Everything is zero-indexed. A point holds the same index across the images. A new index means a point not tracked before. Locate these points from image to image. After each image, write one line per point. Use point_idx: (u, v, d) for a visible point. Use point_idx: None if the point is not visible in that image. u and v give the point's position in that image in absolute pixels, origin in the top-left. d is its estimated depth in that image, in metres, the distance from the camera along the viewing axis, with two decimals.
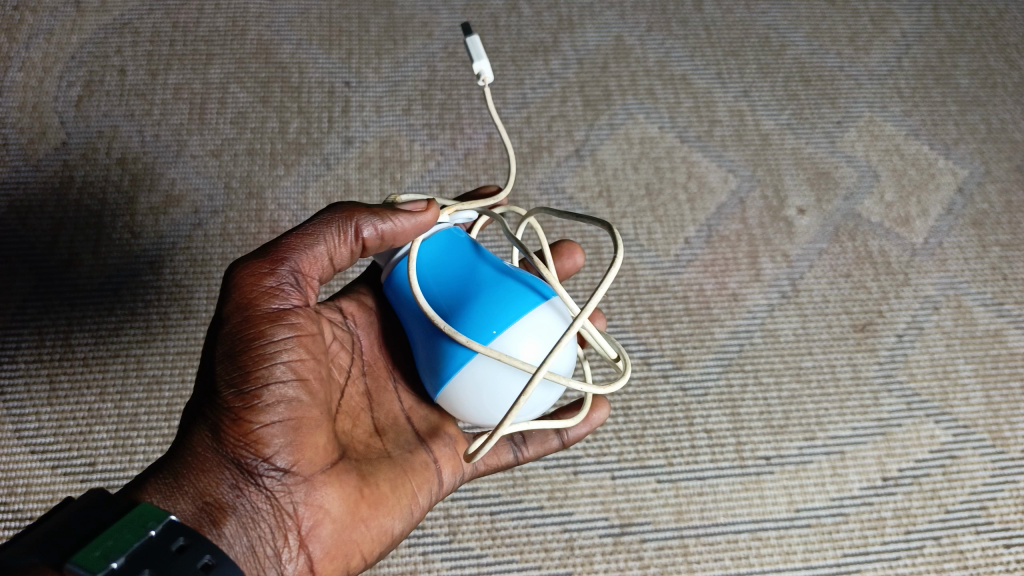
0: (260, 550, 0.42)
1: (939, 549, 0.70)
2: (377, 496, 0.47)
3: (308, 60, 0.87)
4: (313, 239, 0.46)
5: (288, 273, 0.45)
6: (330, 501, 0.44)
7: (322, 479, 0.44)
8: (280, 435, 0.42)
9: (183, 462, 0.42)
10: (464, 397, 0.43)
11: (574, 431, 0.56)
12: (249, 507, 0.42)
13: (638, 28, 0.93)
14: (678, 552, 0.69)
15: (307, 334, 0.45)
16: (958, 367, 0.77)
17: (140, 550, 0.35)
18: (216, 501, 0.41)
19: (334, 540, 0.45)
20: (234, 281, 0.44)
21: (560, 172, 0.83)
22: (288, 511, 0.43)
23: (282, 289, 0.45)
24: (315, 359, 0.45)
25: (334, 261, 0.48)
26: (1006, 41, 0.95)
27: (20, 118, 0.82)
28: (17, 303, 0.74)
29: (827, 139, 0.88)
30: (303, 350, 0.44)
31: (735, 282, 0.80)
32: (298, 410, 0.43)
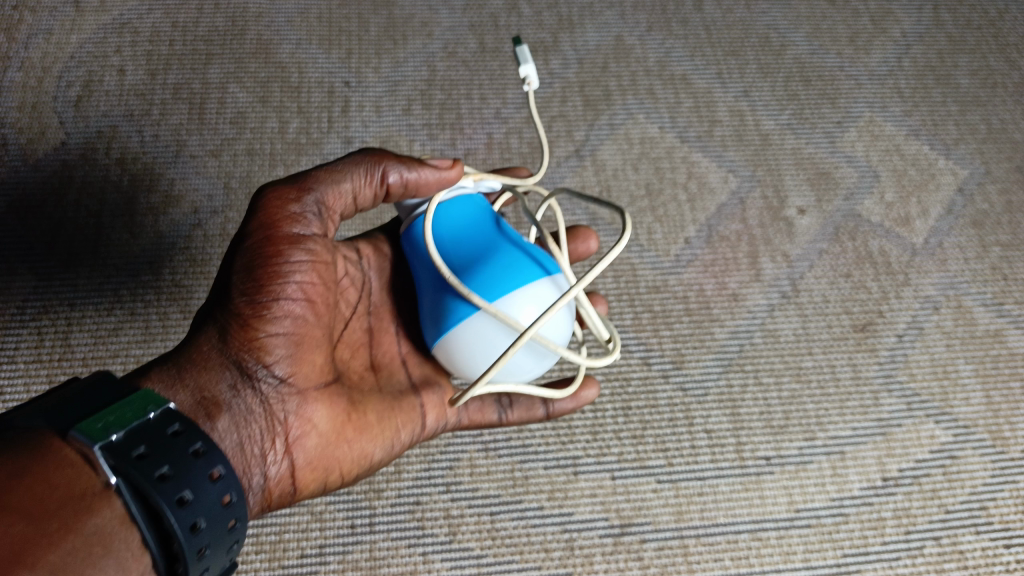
0: (248, 449, 0.43)
1: (939, 550, 0.70)
2: (363, 423, 0.48)
3: (307, 60, 0.87)
4: (343, 178, 0.47)
5: (315, 205, 0.46)
6: (319, 417, 0.46)
7: (315, 396, 0.46)
8: (282, 345, 0.44)
9: (188, 357, 0.43)
10: (453, 349, 0.44)
11: (560, 404, 0.56)
12: (243, 408, 0.43)
13: (638, 28, 0.93)
14: (678, 552, 0.69)
15: (321, 263, 0.46)
16: (958, 367, 0.77)
17: (136, 428, 0.37)
18: (215, 398, 0.43)
19: (319, 454, 0.46)
20: (262, 199, 0.46)
21: (561, 172, 0.83)
22: (278, 421, 0.44)
23: (306, 216, 0.46)
24: (325, 288, 0.47)
25: (356, 205, 0.49)
26: (1006, 41, 0.95)
27: (19, 117, 0.82)
28: (17, 303, 0.74)
29: (828, 139, 0.88)
30: (315, 275, 0.46)
31: (735, 282, 0.79)
32: (301, 326, 0.45)
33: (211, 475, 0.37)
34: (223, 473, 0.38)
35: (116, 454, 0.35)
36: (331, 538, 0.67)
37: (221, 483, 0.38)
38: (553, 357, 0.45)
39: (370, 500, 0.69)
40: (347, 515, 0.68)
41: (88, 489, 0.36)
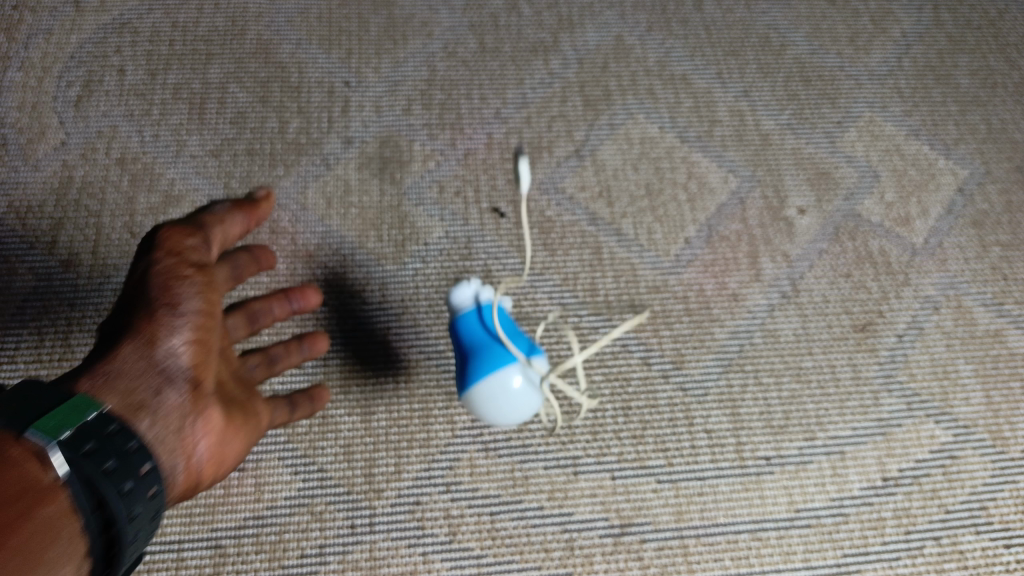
0: (161, 445, 0.52)
1: (939, 550, 0.70)
2: (245, 425, 0.58)
3: (307, 59, 0.87)
4: (217, 211, 0.61)
5: (205, 238, 0.59)
6: (216, 418, 0.55)
7: (212, 399, 0.56)
8: (190, 351, 0.54)
9: (106, 366, 0.52)
10: (508, 378, 0.53)
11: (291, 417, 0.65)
12: (161, 409, 0.52)
13: (639, 28, 0.93)
14: (678, 552, 0.69)
15: (212, 279, 0.58)
16: (958, 367, 0.77)
17: (83, 428, 0.46)
18: (137, 400, 0.51)
19: (215, 450, 0.55)
20: (172, 240, 0.57)
21: (561, 171, 0.83)
22: (186, 423, 0.53)
23: (198, 248, 0.58)
24: (217, 301, 0.58)
25: (216, 242, 0.60)
26: (1006, 41, 0.95)
27: (20, 117, 0.82)
28: (17, 303, 0.74)
29: (828, 139, 0.88)
30: (212, 291, 0.57)
31: (735, 282, 0.79)
32: (202, 332, 0.55)
33: (141, 469, 0.47)
34: (151, 467, 0.48)
35: (67, 446, 0.45)
36: (330, 538, 0.67)
37: (149, 475, 0.47)
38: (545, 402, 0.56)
39: (370, 500, 0.69)
40: (346, 515, 0.68)
41: (39, 483, 0.43)
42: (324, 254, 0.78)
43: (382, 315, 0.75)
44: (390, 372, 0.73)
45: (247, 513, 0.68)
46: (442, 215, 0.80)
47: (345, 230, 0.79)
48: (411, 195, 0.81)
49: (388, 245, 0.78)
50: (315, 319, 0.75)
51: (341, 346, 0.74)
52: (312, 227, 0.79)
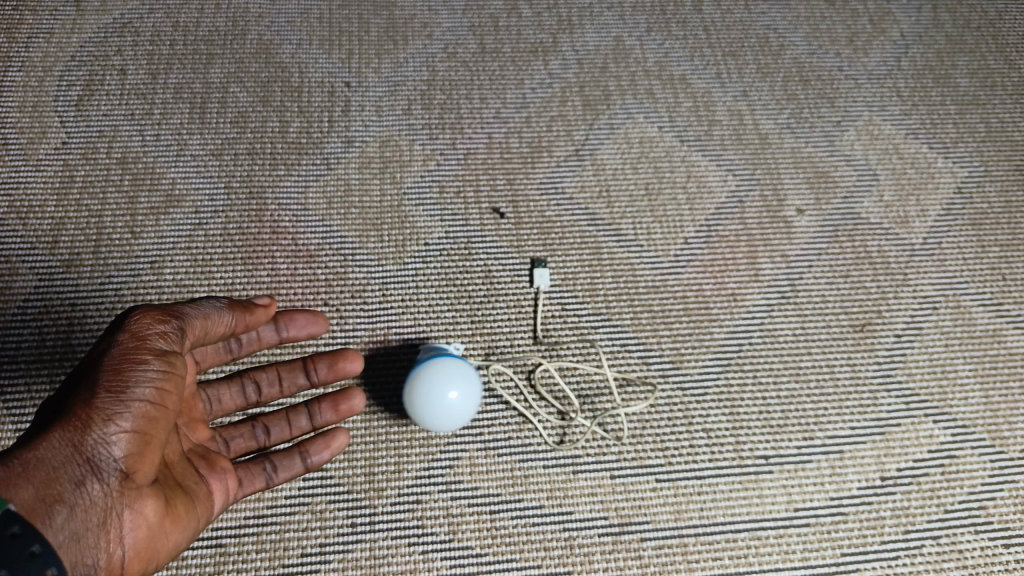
0: (84, 540, 0.48)
1: (938, 549, 0.70)
2: (183, 514, 0.54)
3: (308, 60, 0.88)
4: (208, 308, 0.58)
5: (177, 326, 0.55)
6: (148, 510, 0.51)
7: (146, 490, 0.52)
8: (127, 443, 0.50)
9: (32, 451, 0.48)
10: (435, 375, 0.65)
11: (316, 456, 0.65)
12: (83, 503, 0.48)
13: (638, 28, 0.93)
14: (677, 551, 0.69)
15: (178, 372, 0.54)
16: (957, 367, 0.77)
17: None
18: (59, 490, 0.48)
19: (144, 543, 0.52)
20: (136, 322, 0.53)
21: (561, 171, 0.84)
22: (110, 516, 0.49)
23: (167, 335, 0.54)
24: (170, 389, 0.53)
25: (190, 336, 0.57)
26: (1006, 41, 0.95)
27: (21, 118, 0.83)
28: (18, 303, 0.74)
29: (826, 139, 0.88)
30: (169, 380, 0.53)
31: (734, 282, 0.80)
32: (148, 422, 0.51)
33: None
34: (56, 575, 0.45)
35: None
36: (331, 537, 0.68)
37: None
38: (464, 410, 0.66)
39: (370, 499, 0.69)
40: (347, 514, 0.68)
41: None
42: (325, 255, 0.78)
43: (382, 316, 0.76)
44: (391, 372, 0.74)
45: (248, 511, 0.68)
46: (442, 216, 0.80)
47: (346, 230, 0.79)
48: (411, 195, 0.81)
49: (389, 245, 0.79)
50: None
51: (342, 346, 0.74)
52: (313, 228, 0.79)
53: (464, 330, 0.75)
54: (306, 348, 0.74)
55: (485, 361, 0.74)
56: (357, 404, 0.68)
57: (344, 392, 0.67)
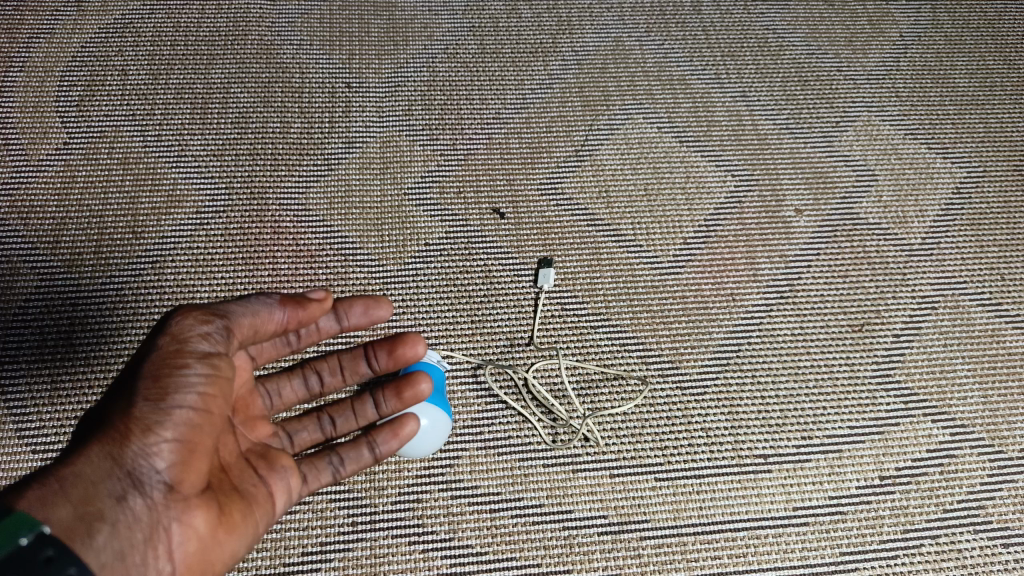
0: (128, 557, 0.48)
1: (937, 548, 0.70)
2: (235, 522, 0.54)
3: (309, 61, 0.88)
4: (257, 305, 0.56)
5: (222, 326, 0.54)
6: (196, 521, 0.51)
7: (194, 501, 0.51)
8: (167, 453, 0.50)
9: (74, 466, 0.49)
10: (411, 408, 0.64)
11: (383, 446, 0.61)
12: (124, 518, 0.49)
13: (638, 30, 0.93)
14: (675, 550, 0.69)
15: (223, 375, 0.53)
16: (956, 366, 0.78)
17: (11, 556, 0.44)
18: (101, 505, 0.49)
19: (195, 555, 0.51)
20: (176, 325, 0.53)
21: (561, 172, 0.84)
22: (156, 530, 0.50)
23: (208, 337, 0.53)
24: (214, 394, 0.53)
25: (239, 336, 0.55)
26: (1005, 42, 0.96)
27: (21, 118, 0.83)
28: (20, 303, 0.75)
29: (825, 140, 0.88)
30: (212, 385, 0.53)
31: (733, 282, 0.80)
32: (189, 430, 0.51)
33: None
34: None
35: None
36: (331, 536, 0.68)
37: None
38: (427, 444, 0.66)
39: (371, 498, 0.69)
40: (347, 513, 0.69)
41: None
42: (326, 255, 0.78)
43: None
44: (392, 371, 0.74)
45: None
46: (443, 216, 0.81)
47: (347, 231, 0.79)
48: (412, 196, 0.82)
49: (390, 245, 0.79)
50: None
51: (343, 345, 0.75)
52: (314, 228, 0.79)
53: (464, 330, 0.76)
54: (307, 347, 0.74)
55: (484, 360, 0.74)
56: (422, 389, 0.62)
57: (408, 378, 0.62)
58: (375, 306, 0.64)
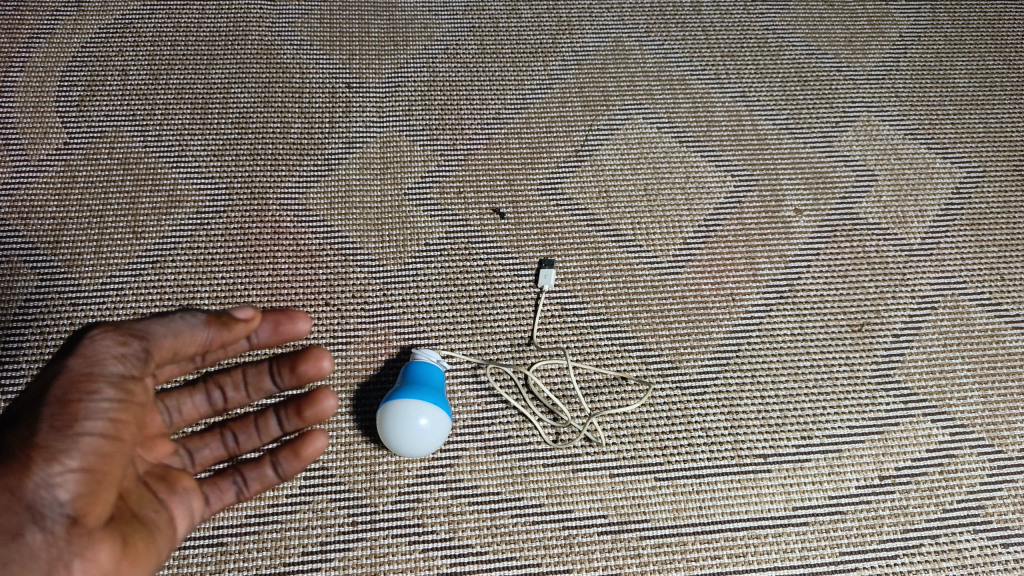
0: None
1: (937, 548, 0.71)
2: (141, 553, 0.52)
3: (309, 61, 0.88)
4: (179, 325, 0.55)
5: (141, 346, 0.52)
6: (100, 555, 0.49)
7: (97, 534, 0.50)
8: (71, 485, 0.48)
9: None
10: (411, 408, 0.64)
11: (288, 465, 0.60)
12: (23, 551, 0.48)
13: (638, 30, 0.93)
14: (675, 550, 0.69)
15: (136, 400, 0.51)
16: (955, 366, 0.78)
17: None
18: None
19: None
20: (89, 344, 0.50)
21: (561, 172, 0.84)
22: (55, 565, 0.48)
23: (126, 357, 0.51)
24: (126, 420, 0.51)
25: (157, 356, 0.54)
26: (1005, 42, 0.96)
27: (21, 118, 0.84)
28: (20, 302, 0.75)
29: (824, 140, 0.88)
30: (124, 411, 0.51)
31: (733, 282, 0.80)
32: (97, 460, 0.49)
33: None
34: None
35: None
36: (331, 536, 0.68)
37: None
38: (432, 442, 0.65)
39: (371, 498, 0.69)
40: (347, 513, 0.69)
41: None
42: (326, 255, 0.78)
43: (383, 315, 0.76)
44: (390, 372, 0.74)
45: (250, 510, 0.68)
46: (443, 216, 0.81)
47: (347, 231, 0.80)
48: (412, 196, 0.82)
49: (390, 245, 0.79)
50: (317, 320, 0.76)
51: (342, 346, 0.75)
52: (314, 228, 0.80)
53: (464, 330, 0.76)
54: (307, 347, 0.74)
55: (483, 361, 0.74)
56: (330, 406, 0.61)
57: (314, 394, 0.61)
58: (290, 323, 0.63)
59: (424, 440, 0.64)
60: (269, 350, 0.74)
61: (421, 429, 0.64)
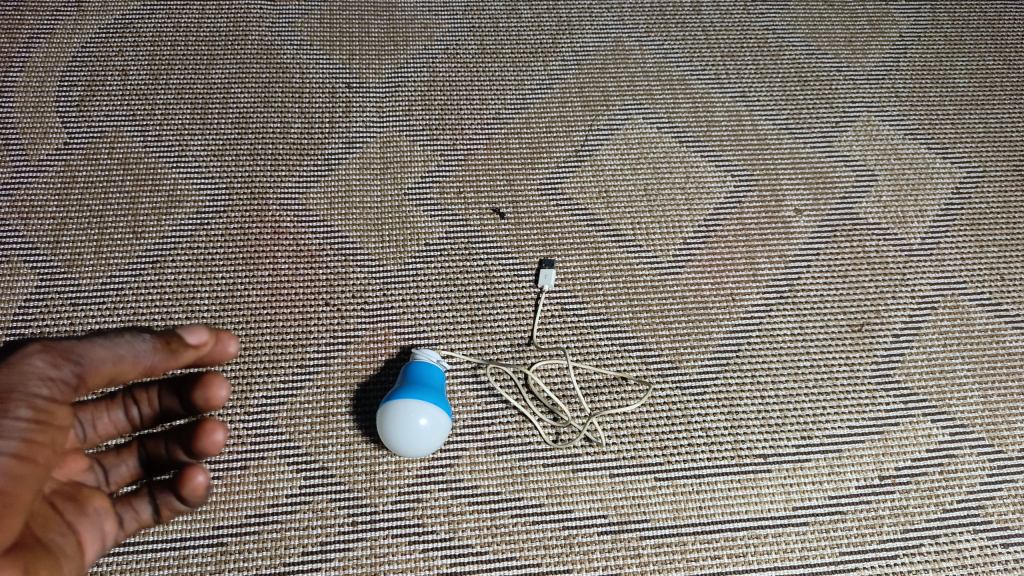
0: None
1: (937, 548, 0.71)
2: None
3: (309, 61, 0.88)
4: (122, 350, 0.54)
5: (74, 370, 0.52)
6: None
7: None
8: None
9: None
10: (410, 408, 0.64)
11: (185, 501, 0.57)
12: None
13: (637, 30, 0.93)
14: (675, 550, 0.69)
15: (55, 424, 0.50)
16: (955, 367, 0.78)
17: None
18: None
19: None
20: (17, 364, 0.50)
21: (561, 172, 0.84)
22: None
23: (54, 380, 0.51)
24: (41, 443, 0.49)
25: (91, 380, 0.53)
26: (1004, 42, 0.96)
27: (21, 118, 0.84)
28: (20, 302, 0.75)
29: (824, 140, 0.88)
30: (40, 433, 0.49)
31: (733, 282, 0.80)
32: (9, 482, 0.46)
33: None
34: None
35: None
36: (331, 536, 0.68)
37: None
38: (433, 442, 0.65)
39: (371, 498, 0.69)
40: (347, 513, 0.69)
41: None
42: (326, 255, 0.78)
43: (383, 315, 0.76)
44: (390, 372, 0.74)
45: (249, 510, 0.68)
46: (443, 216, 0.81)
47: (347, 231, 0.80)
48: (412, 196, 0.82)
49: (390, 245, 0.79)
50: (316, 320, 0.76)
51: (342, 346, 0.75)
52: (313, 228, 0.80)
53: (464, 330, 0.76)
54: (306, 348, 0.74)
55: (484, 360, 0.74)
56: (218, 439, 0.56)
57: (200, 427, 0.56)
58: (221, 348, 0.58)
59: (423, 440, 0.64)
60: (268, 350, 0.74)
61: (421, 429, 0.64)
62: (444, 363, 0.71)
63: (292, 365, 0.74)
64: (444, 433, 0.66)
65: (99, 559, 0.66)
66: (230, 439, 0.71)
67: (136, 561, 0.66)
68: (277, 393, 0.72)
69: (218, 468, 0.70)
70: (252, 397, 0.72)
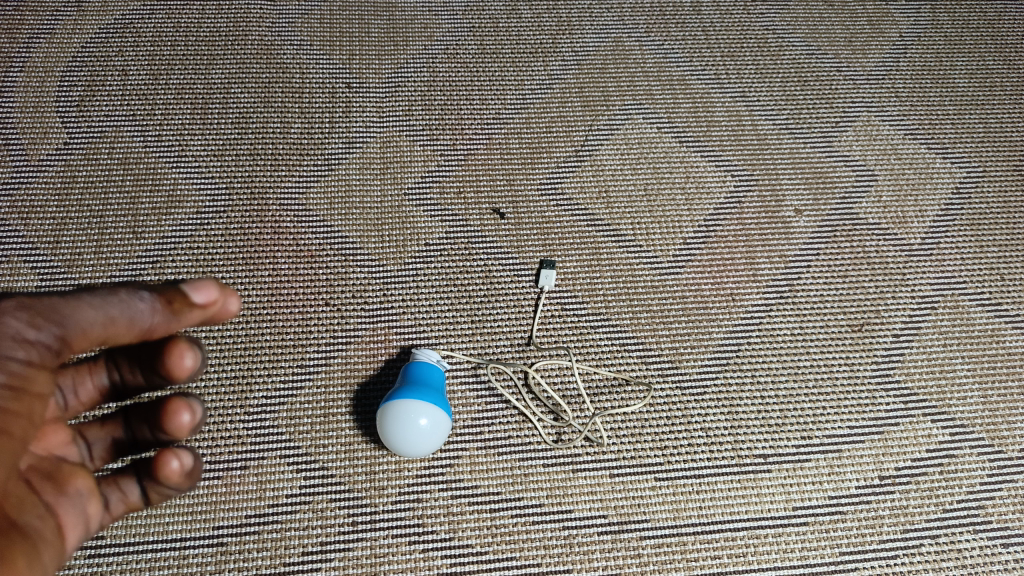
0: None
1: (937, 548, 0.71)
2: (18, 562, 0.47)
3: (309, 61, 0.88)
4: (113, 310, 0.53)
5: (56, 331, 0.51)
6: None
7: None
8: None
9: None
10: (410, 407, 0.64)
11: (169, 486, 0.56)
12: None
13: (637, 30, 0.93)
14: (675, 550, 0.69)
15: (31, 391, 0.49)
16: (955, 366, 0.78)
17: None
18: None
19: None
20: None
21: (561, 172, 0.84)
22: None
23: (35, 344, 0.50)
24: (16, 412, 0.48)
25: (79, 342, 0.52)
26: (1004, 42, 0.96)
27: (21, 118, 0.84)
28: None
29: (824, 140, 0.88)
30: (15, 400, 0.48)
31: (733, 282, 0.80)
32: None
33: None
34: None
35: None
36: (331, 536, 0.68)
37: None
38: (433, 442, 0.65)
39: (371, 498, 0.69)
40: (347, 513, 0.69)
41: None
42: (326, 255, 0.78)
43: (383, 315, 0.76)
44: (390, 372, 0.74)
45: (250, 510, 0.69)
46: (443, 216, 0.81)
47: (347, 231, 0.80)
48: (412, 195, 0.82)
49: (390, 245, 0.79)
50: (315, 320, 0.76)
51: (342, 346, 0.75)
52: (314, 228, 0.80)
53: (464, 329, 0.76)
54: (306, 347, 0.74)
55: (484, 360, 0.74)
56: (184, 421, 0.54)
57: (165, 408, 0.54)
58: (219, 308, 0.55)
59: (424, 439, 0.64)
60: (268, 350, 0.74)
61: (422, 428, 0.64)
62: (444, 364, 0.72)
63: (292, 364, 0.74)
64: (444, 433, 0.66)
65: (100, 558, 0.66)
66: (230, 439, 0.71)
67: (136, 560, 0.66)
68: (277, 393, 0.72)
69: (219, 467, 0.70)
70: (252, 397, 0.72)
